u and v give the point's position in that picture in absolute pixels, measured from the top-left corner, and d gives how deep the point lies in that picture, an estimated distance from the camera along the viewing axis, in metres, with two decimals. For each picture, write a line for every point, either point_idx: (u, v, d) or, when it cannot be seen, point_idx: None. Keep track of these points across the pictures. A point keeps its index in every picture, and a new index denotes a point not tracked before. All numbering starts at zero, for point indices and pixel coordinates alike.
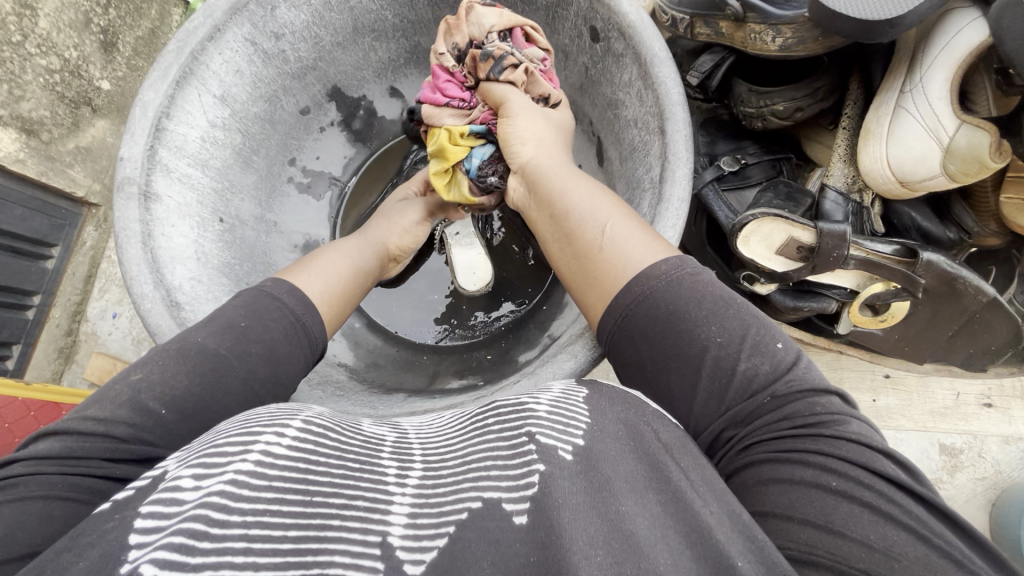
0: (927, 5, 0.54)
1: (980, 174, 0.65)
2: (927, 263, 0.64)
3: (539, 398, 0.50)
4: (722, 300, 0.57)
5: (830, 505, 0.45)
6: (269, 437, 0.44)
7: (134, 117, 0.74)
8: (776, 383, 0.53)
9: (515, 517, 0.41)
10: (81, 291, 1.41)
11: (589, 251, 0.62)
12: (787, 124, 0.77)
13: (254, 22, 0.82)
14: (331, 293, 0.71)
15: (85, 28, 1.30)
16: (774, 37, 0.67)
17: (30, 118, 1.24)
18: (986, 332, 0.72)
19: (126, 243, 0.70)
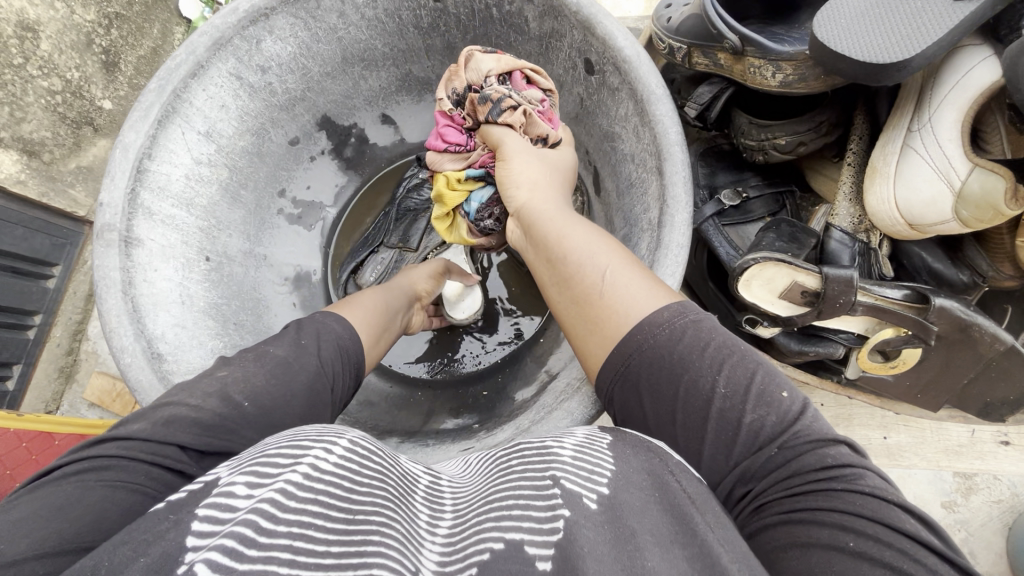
0: (937, 47, 0.51)
1: (994, 221, 0.62)
2: (941, 309, 0.60)
3: (562, 442, 0.48)
4: (724, 346, 0.53)
5: (849, 568, 0.40)
6: (317, 452, 0.42)
7: (115, 161, 0.72)
8: (782, 433, 0.49)
9: (540, 563, 0.37)
10: (81, 310, 1.40)
11: (590, 298, 0.56)
12: (789, 157, 0.75)
13: (239, 56, 0.80)
14: (371, 321, 0.70)
15: (86, 49, 1.29)
16: (773, 72, 0.64)
17: (30, 139, 1.24)
18: (1006, 381, 0.67)
19: (105, 293, 0.68)
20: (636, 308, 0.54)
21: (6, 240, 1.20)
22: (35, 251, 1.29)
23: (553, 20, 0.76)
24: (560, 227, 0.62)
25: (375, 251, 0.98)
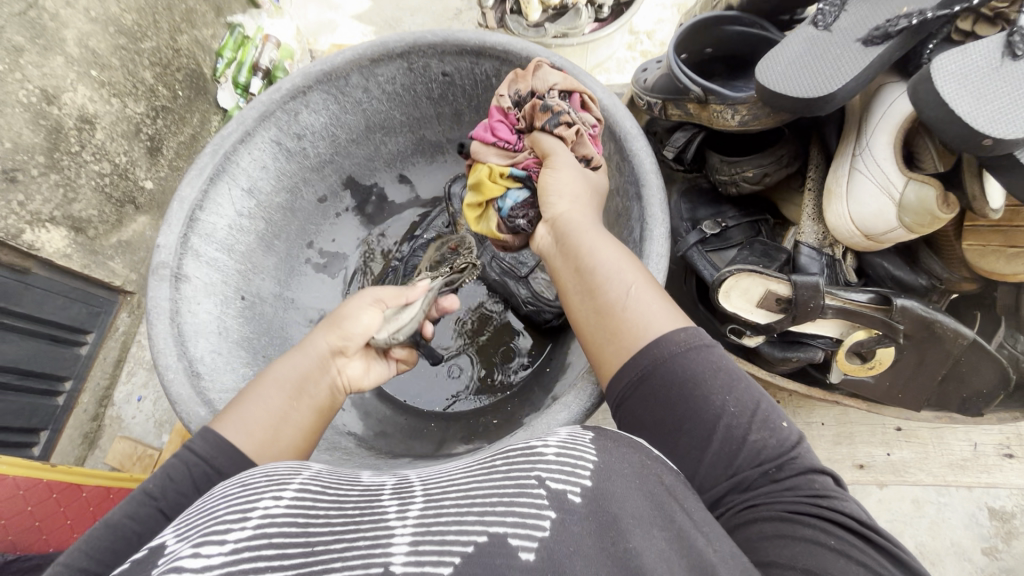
0: (854, 82, 0.64)
1: (935, 225, 0.69)
2: (903, 308, 0.67)
3: (546, 442, 0.54)
4: (734, 373, 0.58)
5: (829, 560, 0.47)
6: (267, 502, 0.48)
7: (172, 211, 0.84)
8: (774, 457, 0.55)
9: (523, 554, 0.43)
10: (107, 377, 1.57)
11: (611, 309, 0.62)
12: (757, 188, 0.84)
13: (280, 126, 0.95)
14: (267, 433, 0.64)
15: (134, 137, 1.51)
16: (732, 115, 0.75)
17: (80, 217, 1.40)
18: (975, 374, 0.74)
19: (156, 320, 0.77)
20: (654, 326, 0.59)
21: (50, 309, 1.38)
22: (72, 319, 1.45)
23: None
24: (589, 246, 0.68)
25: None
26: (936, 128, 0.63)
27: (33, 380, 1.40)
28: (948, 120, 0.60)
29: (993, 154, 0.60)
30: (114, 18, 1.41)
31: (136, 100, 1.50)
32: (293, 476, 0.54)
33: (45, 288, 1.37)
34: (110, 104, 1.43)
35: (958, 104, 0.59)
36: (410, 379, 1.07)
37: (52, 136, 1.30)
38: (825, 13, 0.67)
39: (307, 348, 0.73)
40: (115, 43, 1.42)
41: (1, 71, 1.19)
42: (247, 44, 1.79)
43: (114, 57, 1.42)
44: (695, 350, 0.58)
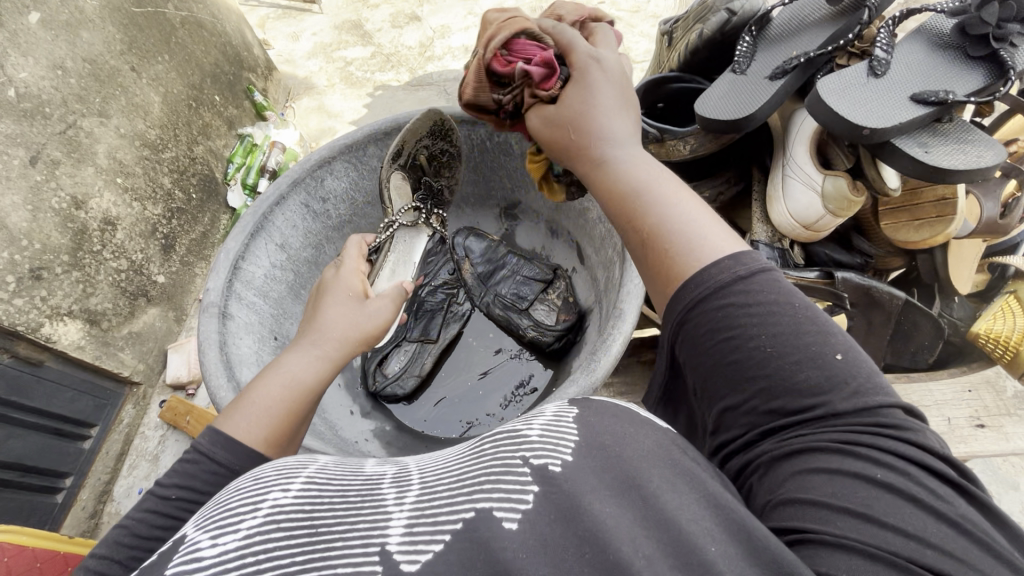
0: (766, 106, 0.83)
1: (853, 208, 0.85)
2: (843, 280, 0.87)
3: (529, 423, 0.50)
4: (785, 298, 0.52)
5: (892, 505, 0.42)
6: (276, 495, 0.46)
7: (219, 261, 0.97)
8: (830, 380, 0.49)
9: (505, 523, 0.41)
10: (110, 470, 1.63)
11: (661, 238, 0.58)
12: (716, 206, 1.02)
13: (308, 191, 1.11)
14: (281, 419, 0.64)
15: (151, 237, 1.72)
16: (685, 145, 0.93)
17: (95, 310, 1.55)
18: (916, 329, 0.94)
19: (207, 349, 0.87)
20: (711, 247, 0.55)
21: (57, 402, 1.49)
22: (78, 412, 1.55)
23: None
24: (637, 182, 0.62)
25: (400, 345, 1.19)
26: (830, 128, 0.79)
27: (34, 476, 1.46)
28: (839, 122, 0.77)
29: (873, 142, 0.77)
30: (140, 133, 1.69)
31: (155, 203, 1.73)
32: (302, 468, 0.51)
33: (58, 381, 1.49)
34: (131, 207, 1.65)
35: (838, 106, 0.77)
36: (425, 413, 1.15)
37: (77, 237, 1.49)
38: (740, 63, 0.90)
39: (316, 342, 0.73)
40: (139, 154, 1.69)
41: (39, 183, 1.39)
42: (255, 151, 2.14)
43: (137, 166, 1.68)
44: (748, 289, 0.52)
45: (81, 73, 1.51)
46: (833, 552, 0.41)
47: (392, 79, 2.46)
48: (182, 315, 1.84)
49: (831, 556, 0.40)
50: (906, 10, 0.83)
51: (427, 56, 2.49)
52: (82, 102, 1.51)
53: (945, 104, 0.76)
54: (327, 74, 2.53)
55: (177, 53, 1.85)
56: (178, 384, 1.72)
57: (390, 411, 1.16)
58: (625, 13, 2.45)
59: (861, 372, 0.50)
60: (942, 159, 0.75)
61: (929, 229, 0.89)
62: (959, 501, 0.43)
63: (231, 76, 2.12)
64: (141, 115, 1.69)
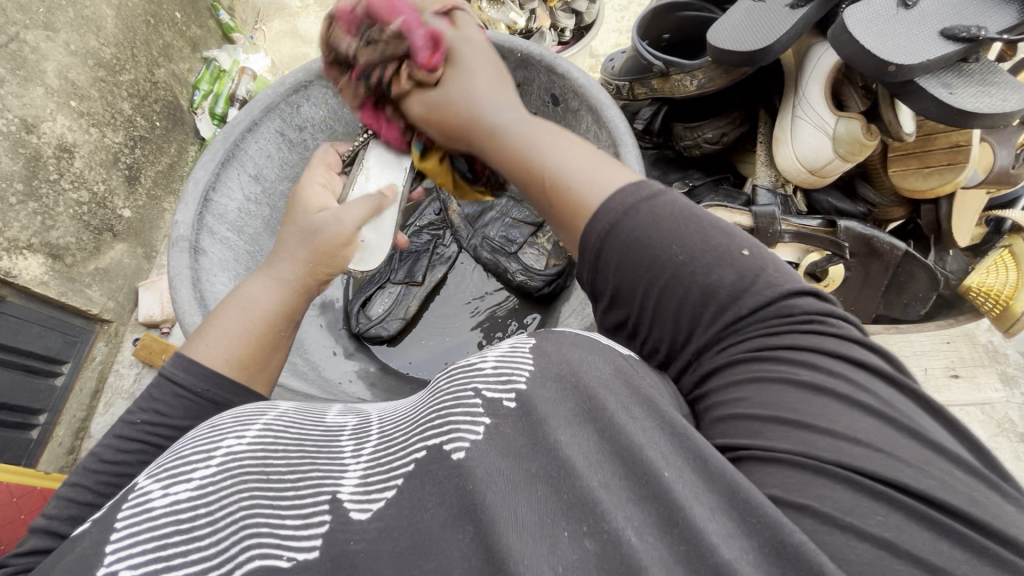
0: (787, 37, 0.78)
1: (864, 153, 0.84)
2: (845, 229, 0.88)
3: (484, 355, 0.47)
4: (683, 213, 0.51)
5: (828, 406, 0.41)
6: (230, 441, 0.46)
7: (188, 191, 0.90)
8: (746, 284, 0.47)
9: (455, 455, 0.40)
10: (84, 408, 1.59)
11: (554, 184, 0.55)
12: (719, 147, 0.98)
13: (284, 117, 1.03)
14: (237, 344, 0.63)
15: (113, 166, 1.60)
16: (691, 80, 0.88)
17: (57, 244, 1.46)
18: (912, 280, 0.95)
19: (179, 286, 0.83)
20: (607, 181, 0.53)
21: (24, 338, 1.42)
22: (47, 349, 1.49)
23: (525, 71, 1.04)
24: (526, 135, 0.60)
25: (383, 286, 1.15)
26: (854, 63, 0.75)
27: (4, 412, 1.42)
28: (866, 56, 0.73)
29: (896, 81, 0.74)
30: (93, 51, 1.53)
31: (115, 130, 1.60)
32: (254, 414, 0.50)
33: (20, 317, 1.41)
34: (88, 133, 1.52)
35: (866, 40, 0.72)
36: (411, 354, 1.14)
37: (31, 164, 1.37)
38: None
39: (274, 264, 0.69)
40: (94, 75, 1.53)
41: None
42: (223, 77, 1.95)
43: (93, 89, 1.53)
44: (637, 209, 0.51)
45: None
46: (769, 466, 0.40)
47: None
48: (152, 252, 1.76)
49: (778, 475, 0.40)
50: None
51: None
52: (23, 12, 1.35)
53: (975, 42, 0.72)
54: None
55: None
56: (152, 323, 1.66)
57: (373, 353, 1.14)
58: None
59: (769, 265, 0.49)
60: (966, 101, 0.72)
61: (938, 176, 0.89)
62: (869, 380, 0.43)
63: None
64: (92, 31, 1.53)
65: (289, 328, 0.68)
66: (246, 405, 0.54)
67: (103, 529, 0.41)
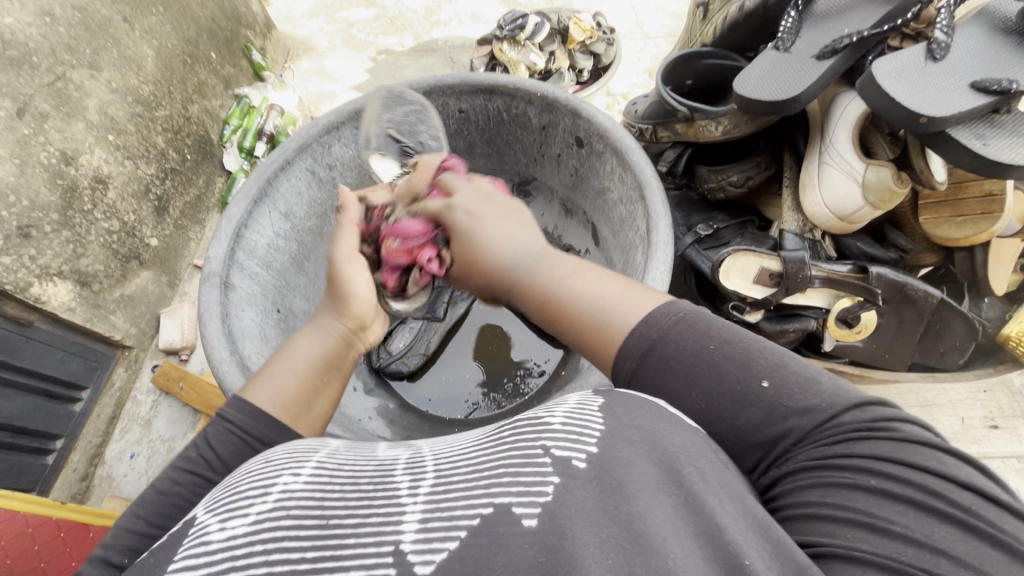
0: (813, 87, 0.79)
1: (895, 201, 0.84)
2: (878, 275, 0.88)
3: (552, 410, 0.46)
4: (697, 343, 0.52)
5: (875, 507, 0.41)
6: (286, 478, 0.45)
7: (220, 228, 0.93)
8: (770, 419, 0.49)
9: (524, 521, 0.37)
10: (100, 435, 1.59)
11: (573, 319, 0.59)
12: (743, 190, 0.99)
13: (315, 157, 1.06)
14: (287, 389, 0.66)
15: (144, 197, 1.65)
16: (716, 126, 0.89)
17: (86, 272, 1.50)
18: (948, 328, 0.94)
19: (208, 321, 0.84)
20: (627, 314, 0.56)
21: (47, 363, 1.45)
22: (68, 374, 1.50)
23: (550, 114, 1.06)
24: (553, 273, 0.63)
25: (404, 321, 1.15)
26: (886, 112, 0.76)
27: (23, 437, 1.43)
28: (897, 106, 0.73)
29: (927, 132, 0.75)
30: (132, 89, 1.60)
31: (147, 163, 1.66)
32: (312, 458, 0.49)
33: (46, 342, 1.44)
34: (123, 166, 1.58)
35: (896, 92, 0.73)
36: (432, 392, 1.13)
37: (66, 195, 1.42)
38: (784, 39, 0.86)
39: (325, 320, 0.74)
40: (132, 111, 1.61)
41: (27, 136, 1.33)
42: (253, 113, 2.03)
43: (129, 123, 1.60)
44: (658, 334, 0.53)
45: (70, 21, 1.43)
46: (844, 567, 0.39)
47: (396, 43, 2.37)
48: (176, 279, 1.79)
49: (848, 573, 0.38)
50: None
51: (433, 20, 2.42)
52: (72, 52, 1.43)
53: (1006, 94, 0.72)
54: (328, 34, 2.44)
55: (172, 4, 1.75)
56: (171, 350, 1.68)
57: (393, 389, 1.13)
58: None
59: (795, 388, 0.49)
60: (1002, 153, 0.72)
61: (973, 226, 0.89)
62: (956, 491, 0.41)
63: (229, 32, 2.02)
64: (133, 70, 1.61)
65: (331, 376, 0.70)
66: (299, 443, 0.53)
67: (162, 562, 0.40)
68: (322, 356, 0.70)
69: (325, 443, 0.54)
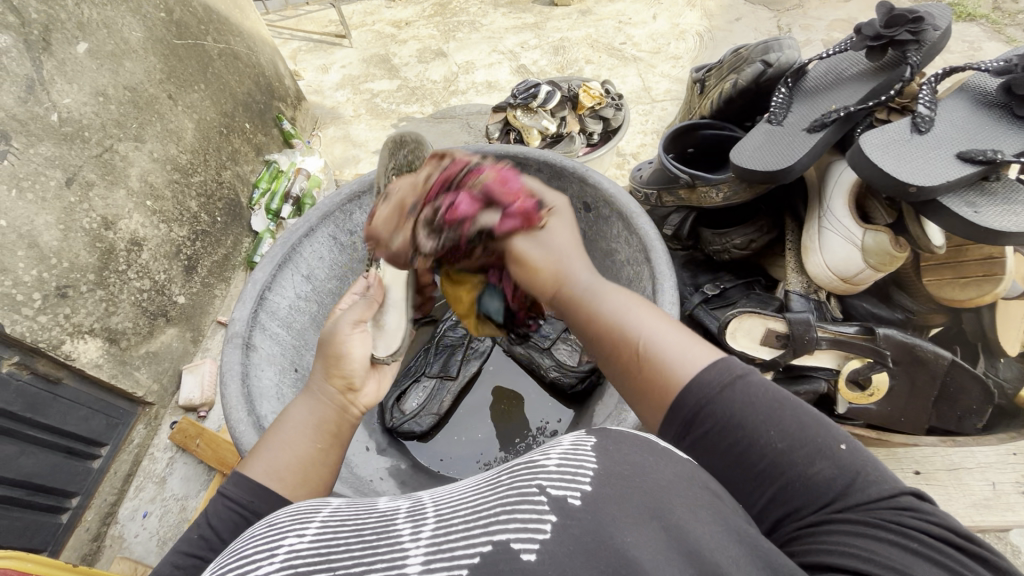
0: (804, 157, 0.85)
1: (895, 263, 0.86)
2: (885, 336, 0.88)
3: (547, 452, 0.46)
4: (770, 399, 0.50)
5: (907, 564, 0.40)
6: (291, 540, 0.45)
7: (246, 291, 0.98)
8: (841, 481, 0.46)
9: (524, 556, 0.38)
10: (116, 492, 1.60)
11: (631, 358, 0.55)
12: (747, 252, 1.02)
13: (337, 224, 1.12)
14: (287, 466, 0.64)
15: (175, 257, 1.74)
16: (717, 193, 0.93)
17: (115, 329, 1.56)
18: (963, 391, 0.92)
19: (229, 381, 0.88)
20: (693, 360, 0.52)
21: (71, 420, 1.49)
22: (90, 430, 1.54)
23: (558, 181, 1.12)
24: (602, 301, 0.59)
25: (418, 380, 1.19)
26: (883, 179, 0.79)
27: (41, 495, 1.44)
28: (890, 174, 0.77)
29: (919, 201, 0.79)
30: (171, 158, 1.73)
31: (181, 225, 1.76)
32: (315, 515, 0.49)
33: (72, 399, 1.49)
34: (158, 229, 1.68)
35: (885, 164, 0.79)
36: (443, 452, 1.13)
37: (104, 256, 1.51)
38: (776, 113, 0.94)
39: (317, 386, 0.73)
40: (170, 178, 1.73)
41: (73, 204, 1.43)
42: (281, 177, 2.16)
43: (167, 190, 1.71)
44: (725, 385, 0.50)
45: (121, 99, 1.57)
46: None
47: (417, 111, 2.53)
48: (199, 336, 1.84)
49: None
50: (947, 68, 0.87)
51: (451, 90, 2.59)
52: (120, 127, 1.56)
53: (993, 163, 0.76)
54: (353, 104, 2.64)
55: (212, 82, 1.92)
56: (190, 407, 1.71)
57: (405, 449, 1.13)
58: (645, 55, 2.55)
59: (869, 468, 0.47)
60: (993, 221, 0.75)
61: (976, 286, 0.90)
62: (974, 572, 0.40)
63: (263, 105, 2.20)
64: (174, 141, 1.75)
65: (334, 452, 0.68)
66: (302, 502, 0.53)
67: None
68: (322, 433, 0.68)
69: (328, 500, 0.54)
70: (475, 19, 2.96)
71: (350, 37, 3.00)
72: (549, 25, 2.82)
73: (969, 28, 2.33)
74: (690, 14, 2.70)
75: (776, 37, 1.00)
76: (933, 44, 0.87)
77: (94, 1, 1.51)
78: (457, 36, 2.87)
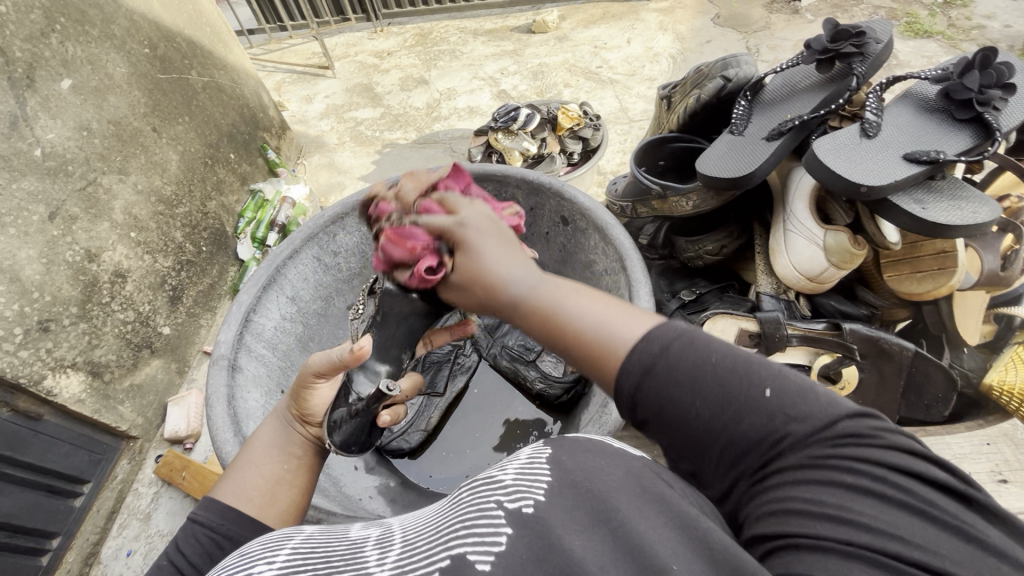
0: (766, 164, 0.90)
1: (855, 261, 0.90)
2: (851, 331, 0.92)
3: (505, 466, 0.48)
4: (702, 359, 0.51)
5: (846, 498, 0.42)
6: (261, 568, 0.45)
7: (231, 313, 0.99)
8: (772, 424, 0.47)
9: (478, 565, 0.39)
10: (98, 531, 1.55)
11: (575, 336, 0.57)
12: (720, 258, 1.06)
13: (320, 245, 1.14)
14: (255, 487, 0.66)
15: (159, 288, 1.74)
16: (688, 202, 0.97)
17: (98, 362, 1.55)
18: (929, 381, 0.96)
19: (215, 402, 0.88)
20: (627, 332, 0.55)
21: (51, 458, 1.46)
22: (70, 468, 1.50)
23: (536, 197, 1.16)
24: (553, 295, 0.60)
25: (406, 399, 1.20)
26: (840, 181, 0.84)
27: (19, 537, 1.40)
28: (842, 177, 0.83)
29: (871, 199, 0.84)
30: (156, 190, 1.75)
31: (165, 256, 1.77)
32: (285, 544, 0.49)
33: (52, 436, 1.46)
34: (143, 259, 1.69)
35: (836, 166, 0.85)
36: (434, 469, 1.14)
37: (87, 289, 1.51)
38: (737, 125, 0.99)
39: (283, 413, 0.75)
40: (154, 210, 1.74)
41: (55, 237, 1.44)
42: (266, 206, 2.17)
43: (151, 221, 1.72)
44: (662, 348, 0.52)
45: (105, 134, 1.59)
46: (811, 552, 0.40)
47: (401, 137, 2.58)
48: (185, 367, 1.83)
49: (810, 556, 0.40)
50: (889, 79, 0.93)
51: (433, 116, 2.65)
52: (104, 161, 1.58)
53: (937, 163, 0.83)
54: (337, 133, 2.69)
55: (197, 115, 1.96)
56: (176, 439, 1.68)
57: (394, 467, 1.14)
58: (621, 77, 2.64)
59: (796, 397, 0.48)
60: (939, 215, 0.81)
61: (931, 281, 0.96)
62: (924, 490, 0.42)
63: (247, 135, 2.23)
64: (158, 172, 1.76)
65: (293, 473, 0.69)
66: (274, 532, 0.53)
67: None
68: (282, 451, 0.70)
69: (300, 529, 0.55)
70: (455, 48, 3.05)
71: (334, 68, 3.07)
72: (528, 51, 2.92)
73: (926, 44, 2.46)
74: (663, 38, 2.81)
75: (734, 54, 1.06)
76: (877, 56, 0.92)
77: (79, 39, 1.54)
78: (438, 64, 2.96)
